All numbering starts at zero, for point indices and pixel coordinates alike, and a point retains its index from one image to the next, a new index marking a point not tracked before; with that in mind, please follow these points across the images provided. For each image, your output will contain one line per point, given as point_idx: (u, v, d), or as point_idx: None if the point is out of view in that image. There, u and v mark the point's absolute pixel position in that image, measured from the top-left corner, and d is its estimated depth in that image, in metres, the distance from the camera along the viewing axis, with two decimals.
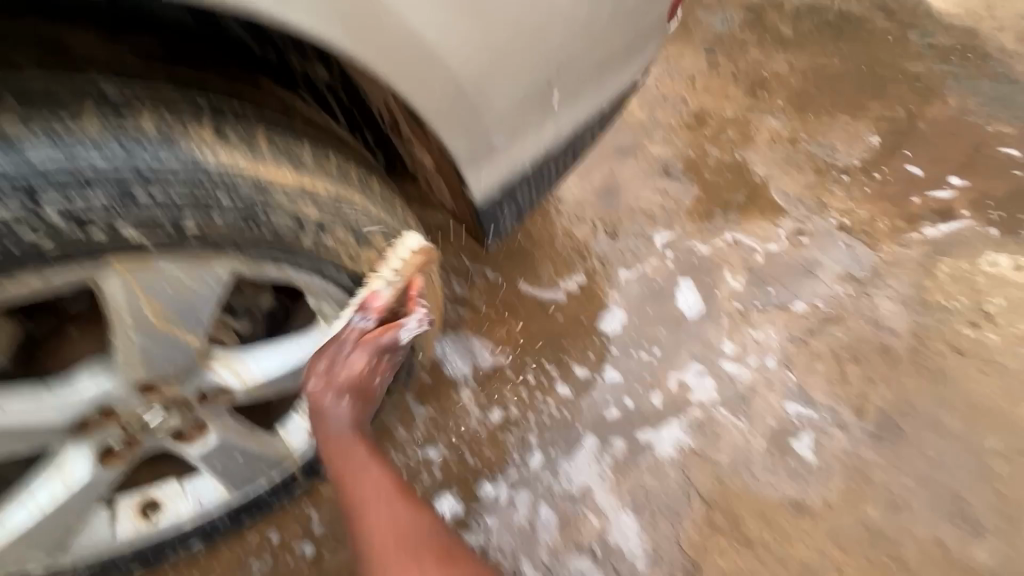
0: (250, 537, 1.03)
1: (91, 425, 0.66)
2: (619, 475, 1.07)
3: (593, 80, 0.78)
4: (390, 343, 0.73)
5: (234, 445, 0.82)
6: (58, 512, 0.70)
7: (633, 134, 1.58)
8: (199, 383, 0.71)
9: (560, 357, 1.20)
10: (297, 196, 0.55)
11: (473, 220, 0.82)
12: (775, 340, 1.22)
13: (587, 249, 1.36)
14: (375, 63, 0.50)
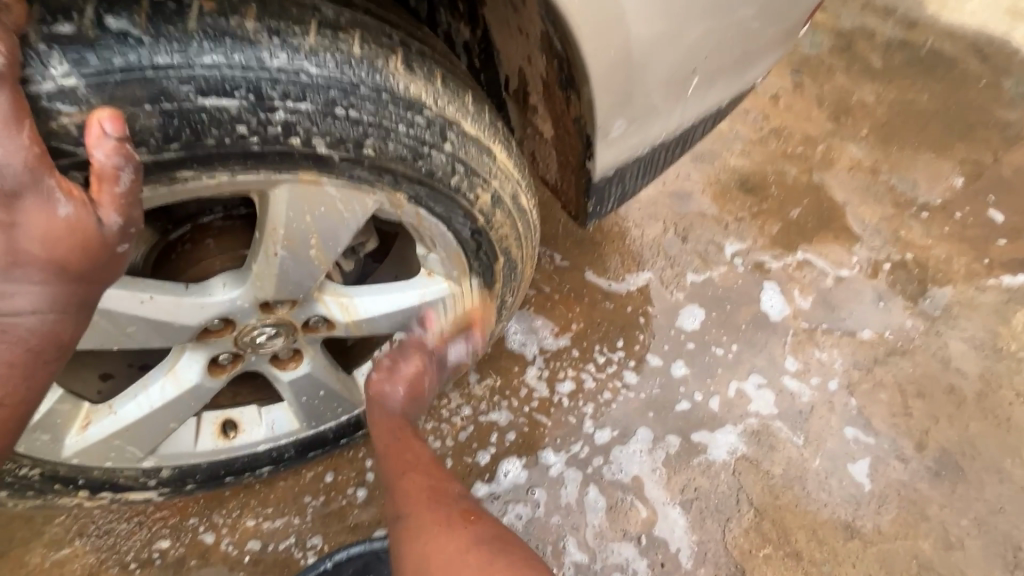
0: (305, 474, 1.06)
1: (211, 332, 0.69)
2: (671, 471, 1.08)
3: (726, 73, 0.79)
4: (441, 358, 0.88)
5: (319, 379, 0.85)
6: (163, 412, 0.74)
7: (712, 143, 1.58)
8: (309, 311, 0.73)
9: (622, 347, 1.21)
10: (456, 138, 0.57)
11: (579, 196, 0.84)
12: (838, 364, 1.21)
13: (658, 248, 1.36)
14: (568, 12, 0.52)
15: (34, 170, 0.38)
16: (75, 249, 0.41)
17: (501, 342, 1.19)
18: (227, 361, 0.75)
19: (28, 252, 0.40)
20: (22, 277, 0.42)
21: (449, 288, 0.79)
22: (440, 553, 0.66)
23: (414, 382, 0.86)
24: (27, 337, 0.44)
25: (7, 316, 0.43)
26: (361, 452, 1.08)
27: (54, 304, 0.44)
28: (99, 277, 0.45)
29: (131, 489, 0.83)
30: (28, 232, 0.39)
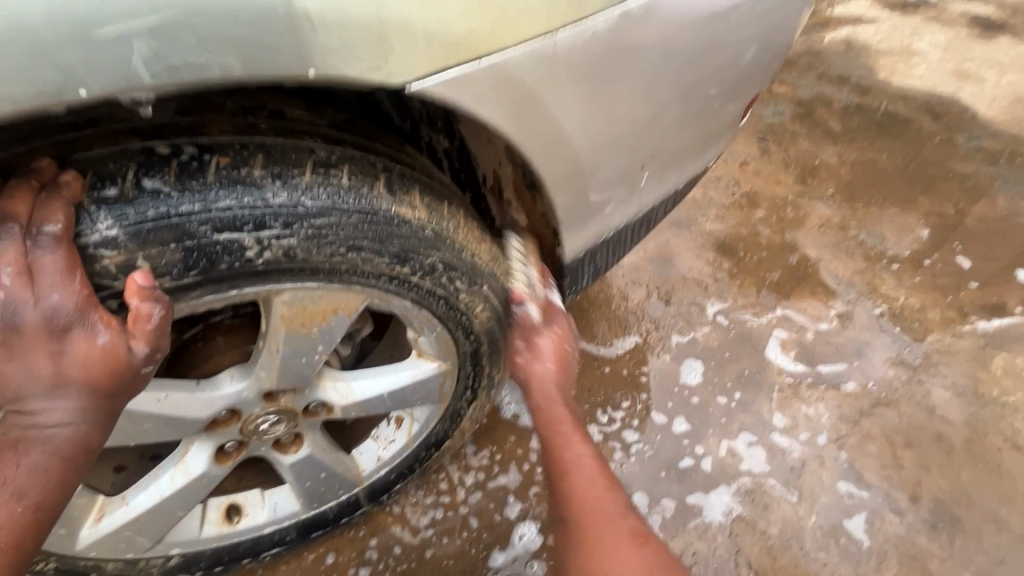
0: (307, 556, 1.07)
1: (219, 422, 0.76)
2: (668, 535, 1.09)
3: (676, 162, 0.89)
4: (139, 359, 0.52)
5: (320, 460, 0.90)
6: (172, 500, 0.78)
7: (688, 209, 1.70)
8: (309, 397, 0.80)
9: (619, 410, 1.26)
10: (433, 242, 0.66)
11: (555, 275, 0.92)
12: (826, 417, 1.24)
13: (642, 312, 1.44)
14: (526, 144, 0.62)
15: (81, 306, 0.48)
16: (106, 371, 0.50)
17: (496, 412, 1.24)
18: (233, 448, 0.80)
19: (70, 373, 0.49)
20: (64, 393, 0.50)
21: (437, 367, 0.87)
22: None
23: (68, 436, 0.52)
24: (62, 444, 0.52)
25: (46, 426, 0.51)
26: (363, 531, 1.10)
27: (85, 416, 0.52)
28: (122, 394, 0.53)
29: None
30: (75, 355, 0.49)
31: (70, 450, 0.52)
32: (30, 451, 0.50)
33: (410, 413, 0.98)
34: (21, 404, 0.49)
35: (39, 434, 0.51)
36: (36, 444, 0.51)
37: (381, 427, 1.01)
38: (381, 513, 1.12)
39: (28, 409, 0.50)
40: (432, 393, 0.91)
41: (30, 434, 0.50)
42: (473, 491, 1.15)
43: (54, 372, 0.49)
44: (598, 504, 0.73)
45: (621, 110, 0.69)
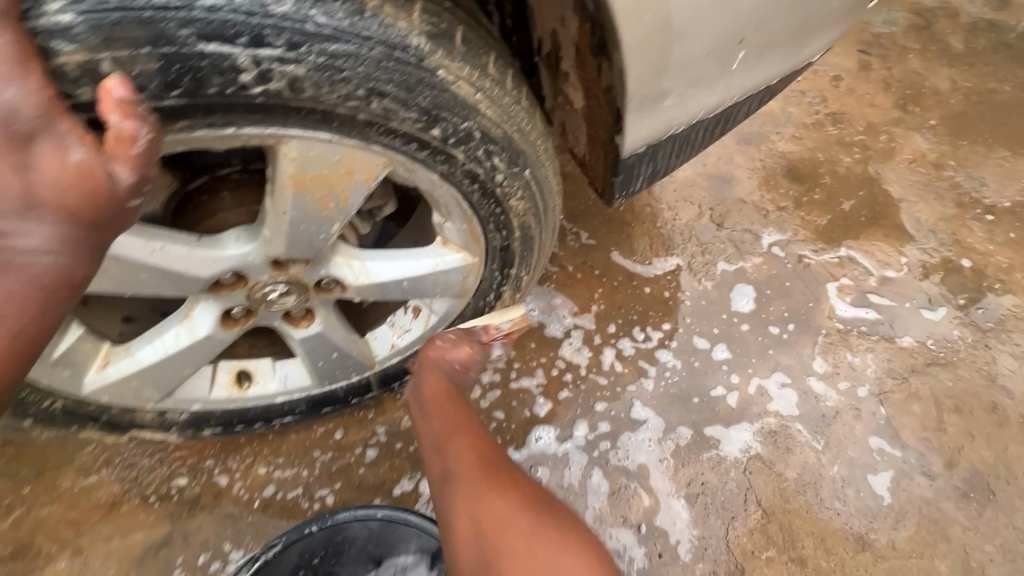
0: (317, 429, 1.08)
1: (224, 286, 0.70)
2: (679, 462, 1.05)
3: (779, 45, 0.72)
4: (123, 189, 0.43)
5: (331, 338, 0.86)
6: (177, 359, 0.75)
7: (760, 125, 1.49)
8: (321, 271, 0.74)
9: (658, 330, 1.18)
10: (471, 103, 0.56)
11: (606, 173, 0.80)
12: (871, 369, 1.15)
13: (690, 234, 1.32)
14: None
15: (46, 110, 0.40)
16: (83, 197, 0.42)
17: (518, 316, 1.19)
18: (241, 315, 0.76)
19: (39, 193, 0.41)
20: (31, 218, 0.42)
21: (463, 260, 0.80)
22: (495, 524, 0.68)
23: (45, 270, 0.44)
24: (34, 280, 0.44)
25: (19, 253, 0.43)
26: (372, 414, 1.10)
27: (64, 248, 0.44)
28: (107, 228, 0.45)
29: (141, 428, 0.87)
30: (45, 170, 0.41)
31: (46, 287, 0.45)
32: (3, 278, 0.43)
33: (429, 305, 0.92)
34: None
35: (9, 262, 0.43)
36: (10, 271, 0.43)
37: (398, 315, 0.96)
38: (390, 399, 1.11)
39: None
40: (452, 286, 0.84)
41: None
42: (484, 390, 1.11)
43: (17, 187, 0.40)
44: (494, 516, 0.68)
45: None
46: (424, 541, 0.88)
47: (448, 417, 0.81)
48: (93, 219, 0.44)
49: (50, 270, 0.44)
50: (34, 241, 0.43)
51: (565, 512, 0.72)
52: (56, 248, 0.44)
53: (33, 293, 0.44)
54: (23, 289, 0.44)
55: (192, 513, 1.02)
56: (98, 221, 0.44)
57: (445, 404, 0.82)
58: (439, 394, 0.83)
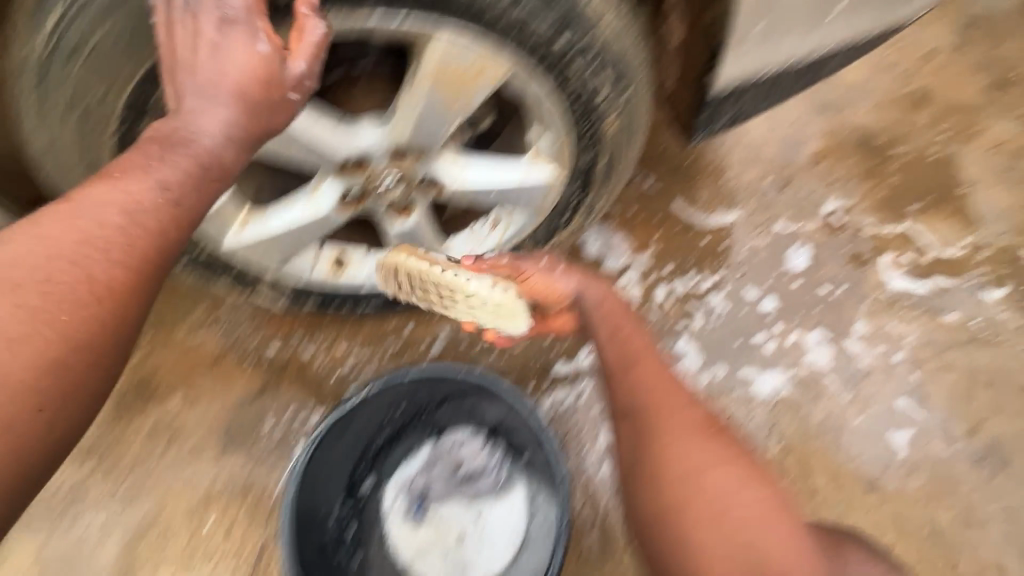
0: (390, 321, 1.23)
1: (348, 169, 0.81)
2: (713, 393, 1.15)
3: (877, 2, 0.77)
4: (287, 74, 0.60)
5: (422, 234, 0.97)
6: (300, 229, 0.88)
7: (841, 92, 1.48)
8: (428, 168, 0.85)
9: (711, 277, 1.25)
10: (592, 22, 0.69)
11: (691, 112, 0.87)
12: (911, 338, 1.20)
13: (753, 191, 1.36)
14: None
15: (252, 12, 0.59)
16: (259, 79, 0.59)
17: (579, 246, 1.28)
18: (353, 198, 0.87)
19: (230, 78, 0.59)
20: (213, 100, 0.59)
21: (549, 175, 0.89)
22: (693, 464, 0.81)
23: (220, 144, 0.60)
24: (201, 154, 0.59)
25: (201, 131, 0.59)
26: (439, 314, 1.23)
27: (231, 127, 0.60)
28: (265, 121, 0.61)
29: (258, 291, 1.03)
30: (232, 62, 0.59)
31: (201, 164, 0.59)
32: (182, 149, 0.59)
33: (507, 217, 1.02)
34: (190, 108, 0.60)
35: (191, 135, 0.59)
36: (188, 143, 0.59)
37: (478, 224, 1.06)
38: None
39: (193, 114, 0.60)
40: (534, 200, 0.94)
41: (184, 135, 0.59)
42: None
43: (212, 75, 0.59)
44: (676, 454, 0.82)
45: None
46: (479, 415, 1.02)
47: (629, 351, 0.89)
48: (258, 107, 0.60)
49: (224, 144, 0.60)
50: (219, 117, 0.60)
51: (735, 448, 0.85)
52: (229, 130, 0.60)
53: (201, 164, 0.59)
54: (200, 160, 0.59)
55: (281, 376, 1.18)
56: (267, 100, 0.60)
57: (618, 340, 0.90)
58: (611, 315, 0.93)
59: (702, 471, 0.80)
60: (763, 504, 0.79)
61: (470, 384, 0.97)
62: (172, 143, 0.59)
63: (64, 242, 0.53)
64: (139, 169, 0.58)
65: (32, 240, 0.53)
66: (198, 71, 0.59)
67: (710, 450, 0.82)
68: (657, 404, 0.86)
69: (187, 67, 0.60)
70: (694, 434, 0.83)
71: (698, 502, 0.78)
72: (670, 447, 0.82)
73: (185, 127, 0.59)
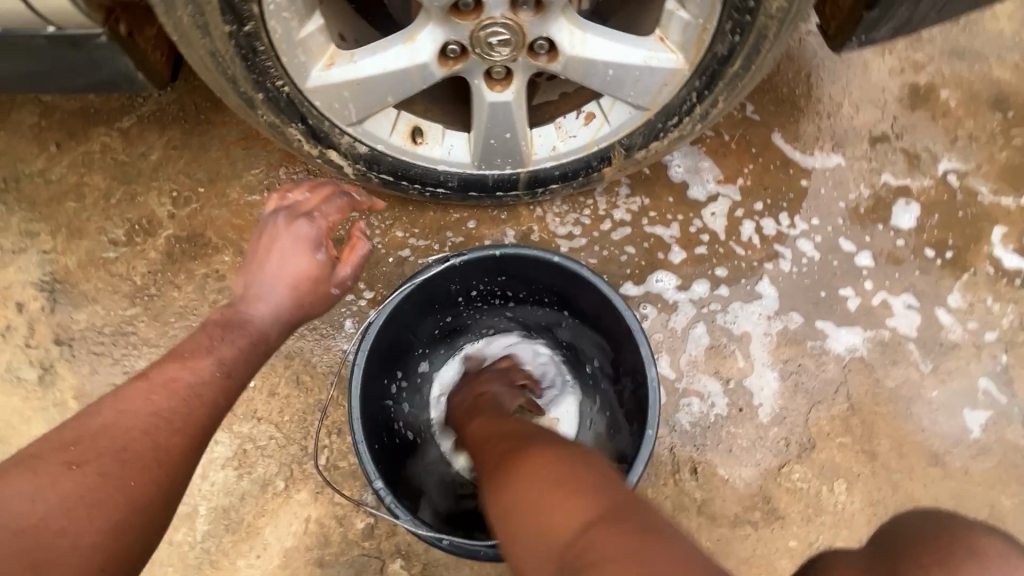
0: (452, 214, 1.15)
1: (459, 12, 0.73)
2: (784, 341, 1.08)
3: None
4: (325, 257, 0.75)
5: (514, 113, 0.87)
6: (390, 80, 0.78)
7: (983, 40, 1.29)
8: (544, 29, 0.75)
9: (805, 222, 1.15)
10: None
11: (862, 5, 0.76)
12: (1008, 319, 1.11)
13: (863, 136, 1.22)
14: None
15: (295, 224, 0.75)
16: (306, 255, 0.74)
17: (662, 167, 1.17)
18: (454, 55, 0.78)
19: (286, 263, 0.72)
20: (274, 288, 0.72)
21: (673, 62, 0.79)
22: (516, 508, 0.51)
23: (293, 280, 0.72)
24: (249, 335, 0.69)
25: (268, 295, 0.71)
26: (504, 215, 1.15)
27: (285, 311, 0.72)
28: (311, 296, 0.74)
29: (331, 148, 0.89)
30: (294, 270, 0.72)
31: (252, 342, 0.69)
32: (233, 333, 0.68)
33: (604, 113, 0.91)
34: (252, 291, 0.71)
35: (242, 323, 0.69)
36: (242, 327, 0.69)
37: (567, 118, 0.94)
38: (524, 209, 1.15)
39: (249, 305, 0.71)
40: (649, 92, 0.82)
41: (238, 320, 0.69)
42: (614, 224, 1.14)
43: (277, 272, 0.72)
44: (494, 499, 0.54)
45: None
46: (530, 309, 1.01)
47: (462, 413, 0.81)
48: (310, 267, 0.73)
49: (293, 271, 0.72)
50: (285, 262, 0.72)
51: (573, 446, 0.56)
52: (309, 261, 0.73)
53: (255, 335, 0.69)
54: (279, 286, 0.72)
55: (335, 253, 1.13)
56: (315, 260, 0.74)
57: (461, 403, 0.84)
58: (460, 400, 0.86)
59: (518, 479, 0.53)
60: (593, 478, 0.50)
61: (548, 289, 0.94)
62: (230, 326, 0.69)
63: (148, 405, 0.60)
64: (203, 350, 0.66)
65: (135, 393, 0.60)
66: (269, 267, 0.72)
67: (521, 476, 0.53)
68: (484, 468, 0.61)
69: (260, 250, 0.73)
70: (516, 442, 0.61)
71: (535, 533, 0.47)
72: (491, 487, 0.57)
73: (242, 312, 0.70)
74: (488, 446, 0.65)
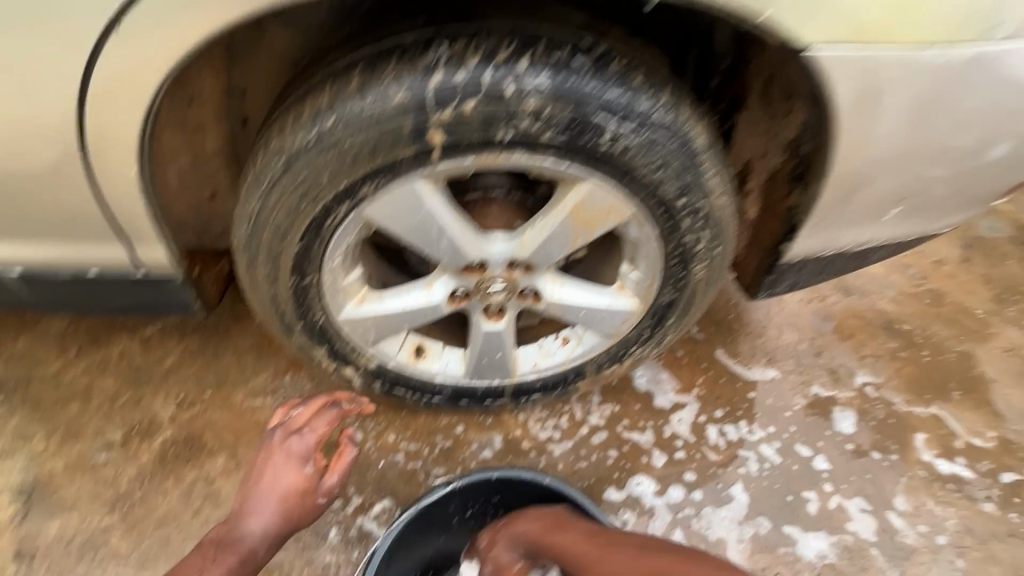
0: (441, 419, 1.24)
1: (468, 270, 0.93)
2: (756, 546, 1.18)
3: (926, 212, 0.93)
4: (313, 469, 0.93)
5: (505, 339, 1.06)
6: (408, 314, 0.98)
7: (865, 279, 1.63)
8: (532, 280, 0.98)
9: (762, 429, 1.31)
10: (707, 190, 0.83)
11: (760, 270, 1.01)
12: (950, 521, 1.25)
13: (791, 354, 1.46)
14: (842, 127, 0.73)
15: (290, 436, 0.95)
16: (296, 470, 0.92)
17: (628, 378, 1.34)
18: (460, 295, 0.99)
19: (276, 479, 0.91)
20: (266, 503, 0.90)
21: (630, 305, 1.00)
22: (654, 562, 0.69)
23: (279, 493, 0.90)
24: (240, 548, 0.88)
25: (258, 509, 0.90)
26: (489, 421, 1.26)
27: (269, 524, 0.89)
28: (297, 506, 0.91)
29: (349, 365, 1.05)
30: (282, 485, 0.91)
31: (240, 559, 0.87)
32: (226, 546, 0.87)
33: (578, 336, 1.09)
34: (247, 503, 0.91)
35: (235, 538, 0.88)
36: (232, 541, 0.88)
37: (548, 339, 1.12)
38: (508, 415, 1.26)
39: (245, 515, 0.90)
40: (613, 326, 1.04)
41: (232, 535, 0.89)
42: (591, 431, 1.26)
43: (271, 487, 0.90)
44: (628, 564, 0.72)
45: (936, 127, 0.74)
46: None
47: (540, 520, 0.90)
48: (295, 481, 0.91)
49: (280, 483, 0.91)
50: (275, 477, 0.91)
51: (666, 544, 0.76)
52: (295, 476, 0.92)
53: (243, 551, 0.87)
54: (269, 497, 0.90)
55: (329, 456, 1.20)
56: (300, 476, 0.92)
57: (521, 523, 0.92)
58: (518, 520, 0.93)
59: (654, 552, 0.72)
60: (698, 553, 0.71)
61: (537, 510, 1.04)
62: (225, 544, 0.88)
63: None
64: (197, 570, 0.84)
65: None
66: (262, 485, 0.91)
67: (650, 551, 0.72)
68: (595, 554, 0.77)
69: (259, 462, 0.93)
70: (624, 539, 0.78)
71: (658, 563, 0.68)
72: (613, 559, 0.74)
73: (238, 529, 0.89)
74: (597, 544, 0.79)
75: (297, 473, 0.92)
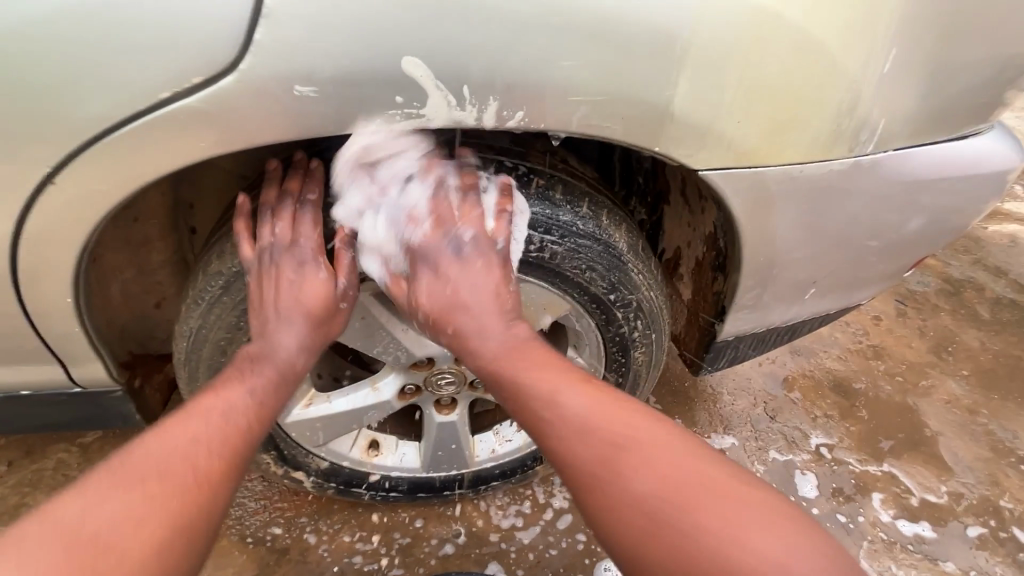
0: (400, 513, 1.21)
1: (417, 365, 0.97)
2: None
3: (843, 290, 1.00)
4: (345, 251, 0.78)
5: (459, 429, 1.05)
6: (358, 412, 0.98)
7: (810, 340, 1.70)
8: (482, 371, 1.00)
9: None
10: (635, 285, 0.88)
11: (699, 348, 1.06)
12: None
13: (747, 419, 1.50)
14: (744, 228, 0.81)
15: (297, 243, 0.77)
16: (313, 308, 0.78)
17: None
18: (411, 390, 1.00)
19: (300, 300, 0.77)
20: (291, 321, 0.77)
21: None
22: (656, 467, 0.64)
23: (306, 304, 0.77)
24: (273, 374, 0.78)
25: (280, 340, 0.78)
26: (451, 511, 1.23)
27: (304, 343, 0.80)
28: (324, 324, 0.80)
29: (299, 467, 1.03)
30: (309, 296, 0.77)
31: (277, 376, 0.78)
32: (261, 363, 0.78)
33: None
34: (267, 330, 0.78)
35: (270, 354, 0.78)
36: (268, 360, 0.78)
37: (503, 425, 1.13)
38: (469, 503, 1.24)
39: (270, 333, 0.78)
40: None
41: (263, 356, 0.78)
42: (555, 515, 1.24)
43: (292, 304, 0.77)
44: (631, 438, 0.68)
45: (828, 222, 0.83)
46: None
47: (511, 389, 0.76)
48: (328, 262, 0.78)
49: (311, 291, 0.77)
50: (307, 282, 0.77)
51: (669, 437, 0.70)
52: (314, 297, 0.77)
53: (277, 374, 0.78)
54: (304, 297, 0.77)
55: (280, 564, 1.14)
56: (324, 271, 0.78)
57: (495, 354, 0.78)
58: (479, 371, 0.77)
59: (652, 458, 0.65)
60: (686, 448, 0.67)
61: None
62: (258, 362, 0.78)
63: (179, 442, 0.67)
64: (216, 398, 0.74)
65: (159, 444, 0.66)
66: (282, 300, 0.77)
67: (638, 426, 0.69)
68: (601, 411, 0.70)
69: (272, 267, 0.77)
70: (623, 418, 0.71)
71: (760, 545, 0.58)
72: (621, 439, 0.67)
73: (270, 341, 0.78)
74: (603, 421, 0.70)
75: (317, 298, 0.77)
